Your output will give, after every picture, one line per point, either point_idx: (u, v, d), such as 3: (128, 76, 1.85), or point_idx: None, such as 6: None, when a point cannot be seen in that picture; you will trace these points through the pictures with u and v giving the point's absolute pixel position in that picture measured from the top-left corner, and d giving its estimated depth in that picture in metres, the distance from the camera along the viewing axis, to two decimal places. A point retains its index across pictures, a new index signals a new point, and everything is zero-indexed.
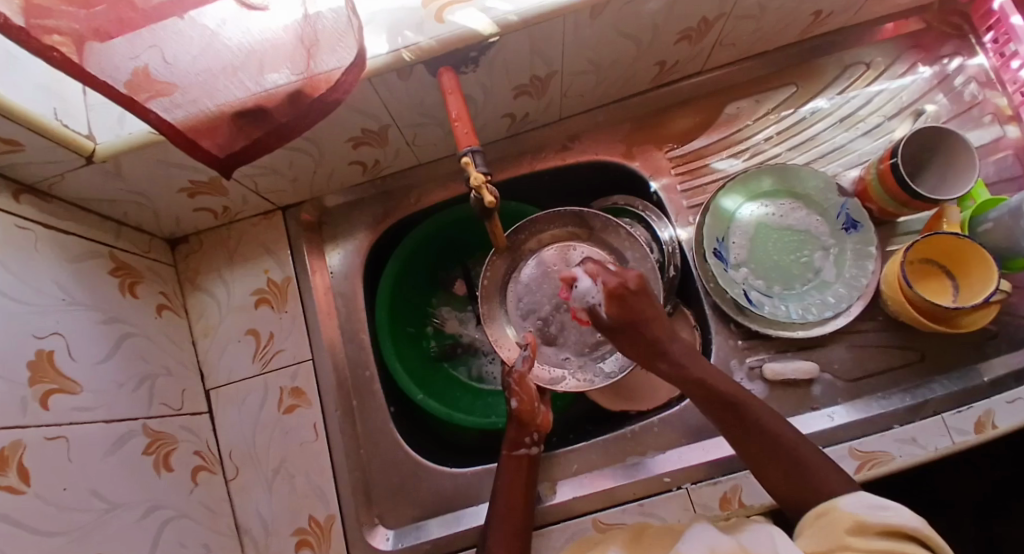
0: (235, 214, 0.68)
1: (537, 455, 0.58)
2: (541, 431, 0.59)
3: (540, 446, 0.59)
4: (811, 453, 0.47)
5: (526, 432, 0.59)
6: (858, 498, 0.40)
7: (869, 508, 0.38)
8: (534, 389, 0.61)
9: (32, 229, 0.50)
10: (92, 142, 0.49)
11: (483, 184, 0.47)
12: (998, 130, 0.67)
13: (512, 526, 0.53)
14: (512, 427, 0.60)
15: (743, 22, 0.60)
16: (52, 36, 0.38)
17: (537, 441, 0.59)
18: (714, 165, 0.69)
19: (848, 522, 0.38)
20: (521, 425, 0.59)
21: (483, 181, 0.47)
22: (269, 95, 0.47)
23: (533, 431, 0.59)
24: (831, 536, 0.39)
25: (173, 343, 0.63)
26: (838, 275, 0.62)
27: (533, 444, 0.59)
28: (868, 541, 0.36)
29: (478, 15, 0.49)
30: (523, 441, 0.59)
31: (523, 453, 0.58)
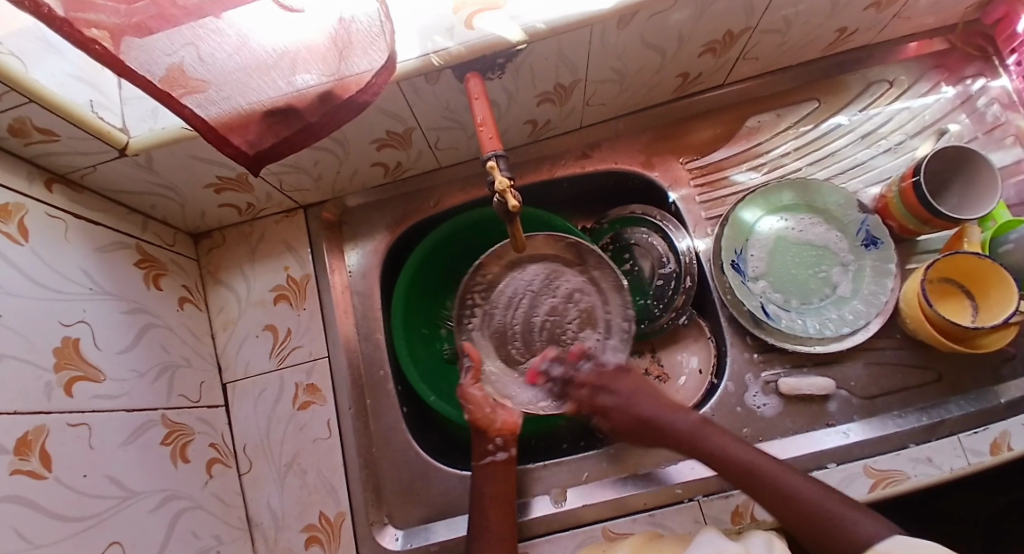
0: (259, 210, 0.69)
1: (506, 458, 0.58)
2: (504, 436, 0.59)
3: (507, 450, 0.59)
4: (829, 499, 0.45)
5: (488, 439, 0.59)
6: (892, 541, 0.39)
7: (902, 548, 0.38)
8: (484, 396, 0.61)
9: (63, 219, 0.51)
10: (125, 136, 0.51)
11: (507, 188, 0.48)
12: (1021, 152, 0.67)
13: (492, 532, 0.53)
14: (477, 439, 0.60)
15: (767, 36, 0.61)
16: (92, 29, 0.38)
17: (500, 447, 0.59)
18: (734, 177, 0.69)
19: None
20: (483, 434, 0.60)
21: (508, 185, 0.48)
22: (300, 95, 0.48)
23: (494, 438, 0.59)
24: None
25: (193, 336, 0.64)
26: (855, 291, 0.62)
27: (498, 451, 0.58)
28: None
29: (508, 24, 0.50)
30: (487, 449, 0.59)
31: (489, 461, 0.58)
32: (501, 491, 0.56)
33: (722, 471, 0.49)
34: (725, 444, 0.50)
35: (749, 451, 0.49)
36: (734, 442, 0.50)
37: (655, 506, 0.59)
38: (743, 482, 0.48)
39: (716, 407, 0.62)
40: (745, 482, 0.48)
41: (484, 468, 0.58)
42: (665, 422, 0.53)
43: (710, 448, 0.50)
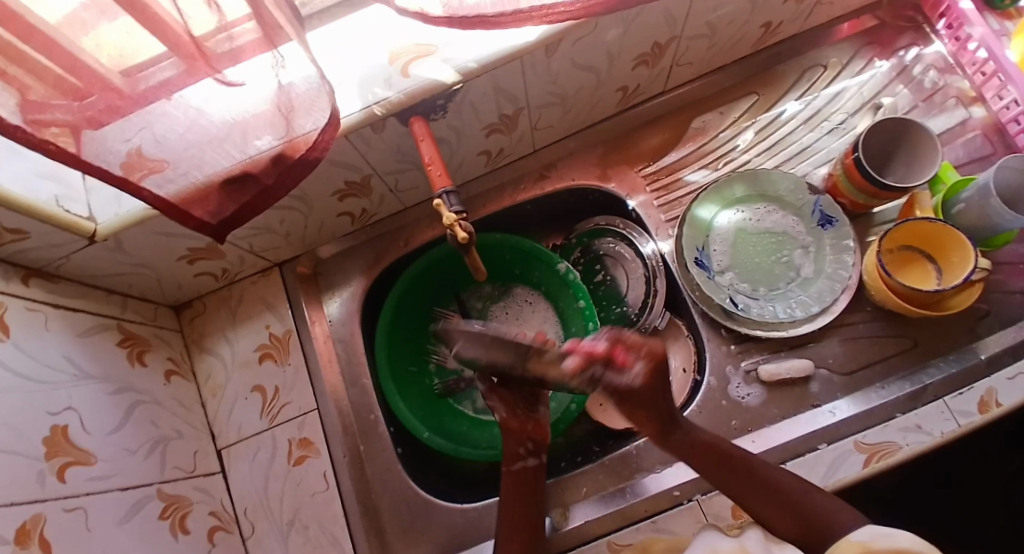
0: (234, 275, 0.71)
1: (536, 464, 0.58)
2: (535, 438, 0.59)
3: (537, 455, 0.59)
4: (820, 496, 0.46)
5: (519, 443, 0.59)
6: (865, 529, 0.39)
7: (875, 535, 0.38)
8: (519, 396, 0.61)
9: (42, 311, 0.53)
10: (92, 223, 0.52)
11: (455, 222, 0.50)
12: (963, 113, 0.70)
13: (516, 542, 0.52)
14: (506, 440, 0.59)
15: (695, 42, 0.64)
16: (50, 128, 0.40)
17: (531, 451, 0.58)
18: (687, 178, 0.71)
19: (854, 550, 0.38)
20: (512, 436, 0.59)
21: (455, 220, 0.50)
22: (254, 160, 0.51)
23: (526, 440, 0.58)
24: None
25: (183, 406, 0.65)
26: (818, 271, 0.64)
27: (529, 455, 0.58)
28: None
29: (442, 66, 0.52)
30: (517, 454, 0.59)
31: (520, 467, 0.58)
32: (530, 490, 0.57)
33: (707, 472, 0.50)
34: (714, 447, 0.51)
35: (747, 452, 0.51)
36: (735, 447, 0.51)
37: (656, 512, 0.59)
38: (727, 479, 0.49)
39: (703, 403, 0.62)
40: (735, 481, 0.49)
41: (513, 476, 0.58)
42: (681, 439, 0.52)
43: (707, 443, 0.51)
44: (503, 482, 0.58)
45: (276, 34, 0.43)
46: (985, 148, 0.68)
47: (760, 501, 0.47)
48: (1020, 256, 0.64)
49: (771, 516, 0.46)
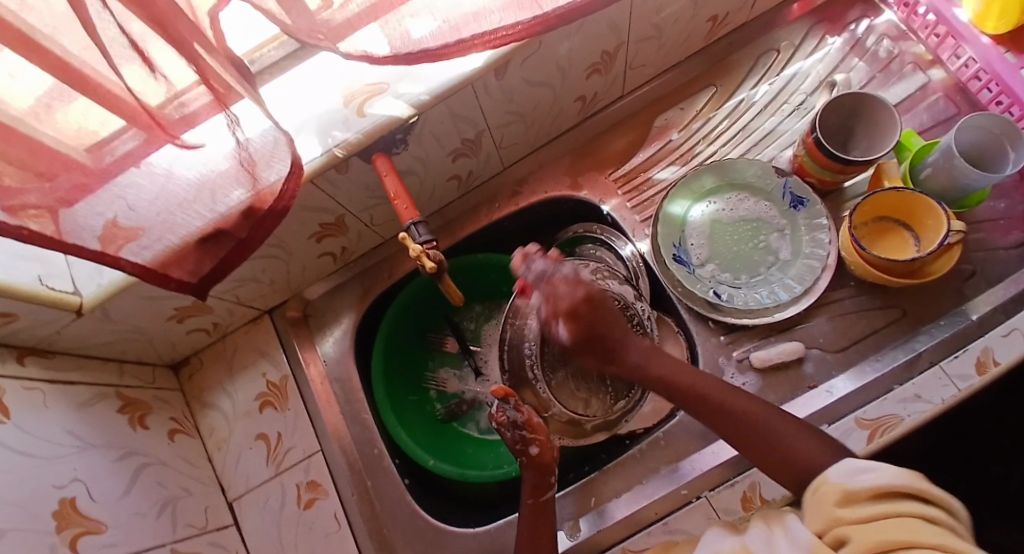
0: (226, 327, 0.72)
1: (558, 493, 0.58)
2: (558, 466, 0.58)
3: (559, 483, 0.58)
4: (786, 426, 0.48)
5: (544, 475, 0.57)
6: (839, 466, 0.40)
7: (853, 475, 0.38)
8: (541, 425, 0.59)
9: (40, 388, 0.54)
10: (77, 296, 0.54)
11: (422, 253, 0.51)
12: (923, 77, 0.70)
13: None
14: (530, 475, 0.57)
15: (644, 44, 0.65)
16: (26, 211, 0.41)
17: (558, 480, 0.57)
18: (656, 176, 0.72)
19: (835, 494, 0.38)
20: (539, 469, 0.57)
21: (422, 250, 0.51)
22: (225, 217, 0.52)
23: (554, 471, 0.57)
24: (823, 512, 0.39)
25: (190, 463, 0.66)
26: (796, 252, 0.64)
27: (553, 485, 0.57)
28: (859, 509, 0.36)
29: (394, 102, 0.54)
30: (544, 486, 0.57)
31: (546, 498, 0.56)
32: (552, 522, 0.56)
33: (676, 396, 0.53)
34: (666, 374, 0.54)
35: (712, 381, 0.52)
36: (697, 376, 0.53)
37: (667, 514, 0.59)
38: (698, 407, 0.52)
39: None
40: (702, 404, 0.51)
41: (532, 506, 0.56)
42: (622, 355, 0.55)
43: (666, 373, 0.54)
44: (525, 514, 0.56)
45: (227, 95, 0.45)
46: (950, 109, 0.68)
47: (735, 434, 0.49)
48: (998, 212, 0.64)
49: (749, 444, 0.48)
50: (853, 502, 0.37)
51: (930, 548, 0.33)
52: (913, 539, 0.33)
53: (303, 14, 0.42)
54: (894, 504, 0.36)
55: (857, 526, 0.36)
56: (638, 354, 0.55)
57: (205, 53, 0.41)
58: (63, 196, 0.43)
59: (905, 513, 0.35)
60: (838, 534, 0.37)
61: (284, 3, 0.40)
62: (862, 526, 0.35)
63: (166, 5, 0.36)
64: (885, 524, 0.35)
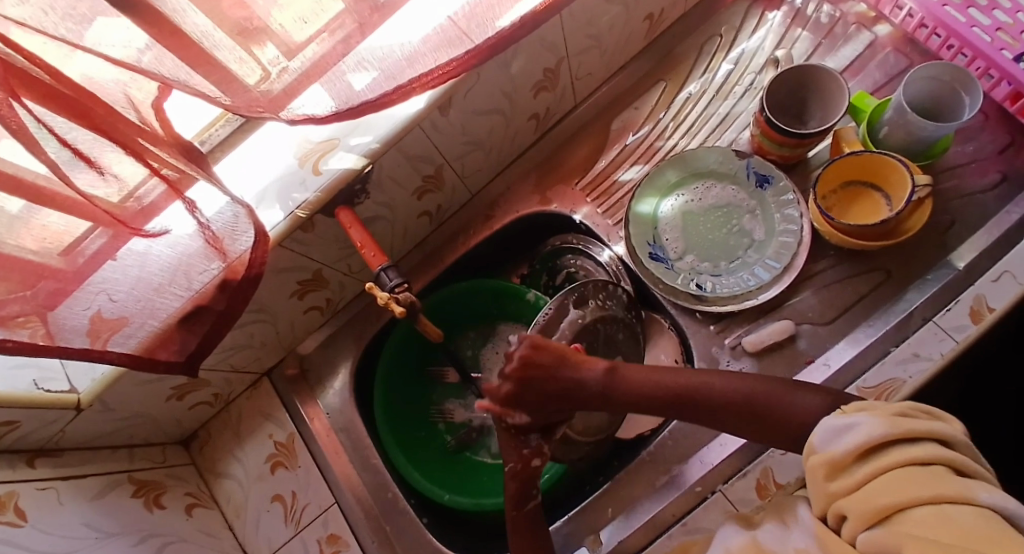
0: (227, 396, 0.73)
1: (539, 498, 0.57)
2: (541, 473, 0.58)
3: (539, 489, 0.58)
4: (773, 388, 0.45)
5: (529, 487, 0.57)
6: (821, 426, 0.36)
7: (832, 437, 0.35)
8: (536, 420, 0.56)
9: (53, 486, 0.55)
10: (74, 394, 0.55)
11: (390, 299, 0.54)
12: (869, 35, 0.70)
13: None
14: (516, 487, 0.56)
15: (585, 54, 0.66)
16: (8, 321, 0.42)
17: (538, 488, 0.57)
18: (622, 178, 0.72)
19: (823, 464, 0.35)
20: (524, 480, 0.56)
21: (389, 297, 0.54)
22: (201, 293, 0.54)
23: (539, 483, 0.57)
24: (818, 486, 0.35)
25: (210, 535, 0.66)
26: (770, 231, 0.64)
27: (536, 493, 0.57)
28: (849, 478, 0.33)
29: (346, 156, 0.55)
30: (528, 495, 0.57)
31: (529, 508, 0.56)
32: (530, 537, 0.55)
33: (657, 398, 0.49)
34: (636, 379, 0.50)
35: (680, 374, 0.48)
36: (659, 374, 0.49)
37: (684, 514, 0.58)
38: (676, 398, 0.48)
39: None
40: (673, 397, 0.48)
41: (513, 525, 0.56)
42: (579, 387, 0.52)
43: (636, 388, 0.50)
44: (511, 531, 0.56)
45: (181, 181, 0.46)
46: (901, 62, 0.68)
47: (722, 412, 0.46)
48: (966, 156, 0.63)
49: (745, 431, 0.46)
50: (842, 469, 0.34)
51: (926, 502, 0.29)
52: (905, 496, 0.30)
53: (243, 92, 0.42)
54: (880, 461, 0.32)
55: (852, 497, 0.32)
56: (599, 376, 0.51)
57: (149, 143, 0.43)
58: (43, 302, 0.44)
59: (893, 469, 0.31)
60: (837, 508, 0.33)
61: (218, 84, 0.40)
62: (855, 496, 0.32)
63: (102, 109, 0.38)
64: (876, 488, 0.31)
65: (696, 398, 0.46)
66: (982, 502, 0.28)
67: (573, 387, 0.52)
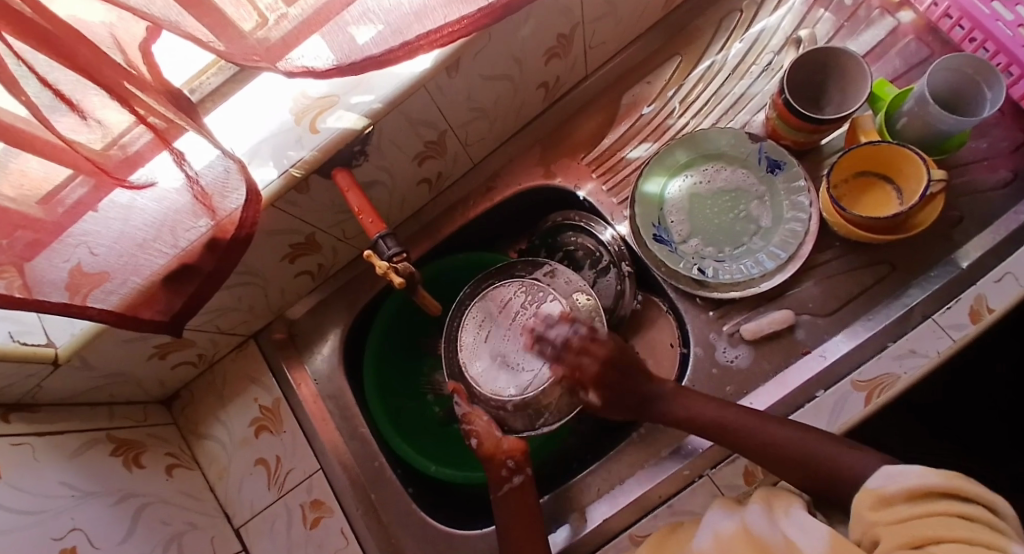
0: (212, 357, 0.71)
1: (522, 480, 0.59)
2: (514, 455, 0.60)
3: (521, 471, 0.59)
4: (826, 444, 0.45)
5: (500, 465, 0.59)
6: (880, 473, 0.39)
7: (888, 479, 0.38)
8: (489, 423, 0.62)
9: (29, 442, 0.53)
10: (52, 348, 0.53)
11: (389, 268, 0.52)
12: (893, 20, 0.67)
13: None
14: (489, 468, 0.60)
15: (601, 22, 0.63)
16: None
17: (514, 469, 0.59)
18: (629, 156, 0.70)
19: (872, 499, 0.38)
20: (492, 461, 0.60)
21: (389, 267, 0.52)
22: (187, 251, 0.51)
23: (507, 460, 0.59)
24: (862, 519, 0.38)
25: (192, 496, 0.65)
26: (777, 219, 0.63)
27: (513, 473, 0.59)
28: (894, 512, 0.36)
29: (346, 115, 0.52)
30: (503, 477, 0.59)
31: (508, 488, 0.58)
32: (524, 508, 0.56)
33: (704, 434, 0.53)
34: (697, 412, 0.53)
35: (732, 410, 0.51)
36: (710, 407, 0.53)
37: (671, 496, 0.59)
38: (717, 433, 0.52)
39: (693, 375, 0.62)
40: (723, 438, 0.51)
41: (504, 496, 0.58)
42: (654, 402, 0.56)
43: (685, 415, 0.53)
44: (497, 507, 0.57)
45: (169, 131, 0.43)
46: (923, 51, 0.66)
47: (778, 464, 0.47)
48: (981, 153, 0.62)
49: (776, 470, 0.48)
50: (890, 505, 0.37)
51: (961, 541, 0.32)
52: (944, 533, 0.33)
53: (237, 39, 0.38)
54: (927, 503, 0.35)
55: (889, 528, 0.35)
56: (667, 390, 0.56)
57: (135, 87, 0.39)
58: (21, 254, 0.41)
59: (937, 512, 0.34)
60: (873, 535, 0.36)
61: (212, 28, 0.36)
62: (895, 526, 0.35)
63: (85, 48, 0.34)
64: (915, 522, 0.34)
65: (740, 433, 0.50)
66: None
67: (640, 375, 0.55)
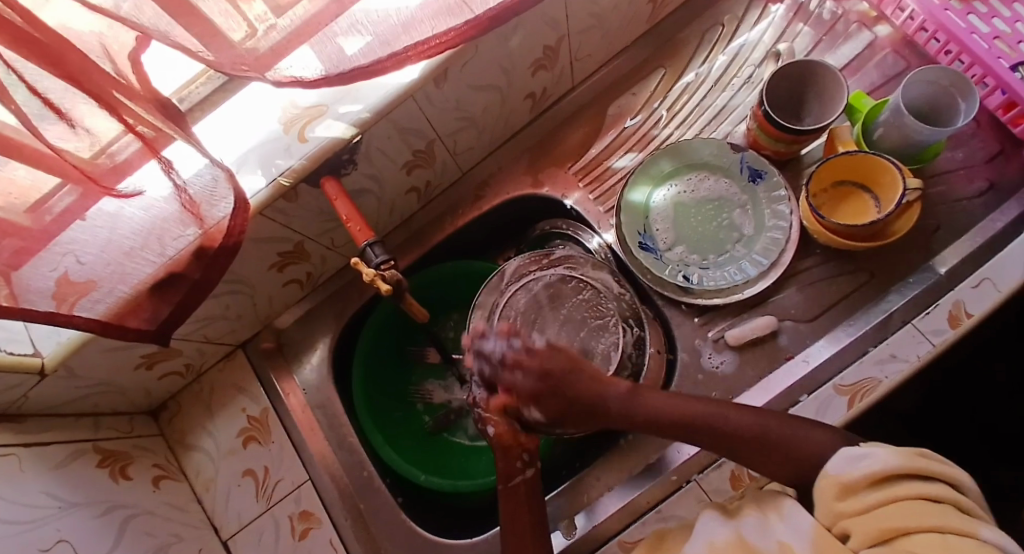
0: (199, 367, 0.71)
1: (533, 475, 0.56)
2: (529, 451, 0.57)
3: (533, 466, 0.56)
4: (779, 425, 0.46)
5: (514, 458, 0.56)
6: (838, 456, 0.40)
7: (849, 463, 0.38)
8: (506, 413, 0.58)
9: (13, 453, 0.52)
10: (38, 357, 0.53)
11: (376, 276, 0.52)
12: (869, 35, 0.70)
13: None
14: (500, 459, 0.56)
15: (587, 34, 0.64)
16: None
17: (528, 463, 0.56)
18: (615, 165, 0.71)
19: (834, 487, 0.38)
20: (506, 453, 0.56)
21: (376, 274, 0.52)
22: (175, 260, 0.51)
23: (520, 454, 0.56)
24: (827, 509, 0.39)
25: (178, 508, 0.65)
26: (760, 227, 0.64)
27: (526, 467, 0.56)
28: (859, 501, 0.36)
29: (335, 124, 0.53)
30: (515, 469, 0.56)
31: (518, 481, 0.55)
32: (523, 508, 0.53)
33: (664, 433, 0.50)
34: (633, 403, 0.51)
35: (698, 403, 0.49)
36: (670, 399, 0.50)
37: (659, 503, 0.59)
38: (682, 430, 0.48)
39: (680, 382, 0.62)
40: (685, 433, 0.48)
41: (509, 489, 0.55)
42: (599, 405, 0.52)
43: (648, 414, 0.50)
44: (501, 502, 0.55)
45: (157, 139, 0.43)
46: (899, 64, 0.68)
47: (765, 460, 0.45)
48: (956, 162, 0.64)
49: (757, 461, 0.46)
50: (852, 492, 0.37)
51: (931, 530, 0.33)
52: (914, 522, 0.33)
53: (227, 49, 0.39)
54: (892, 490, 0.36)
55: (861, 518, 0.36)
56: (615, 398, 0.51)
57: (124, 96, 0.39)
58: (9, 261, 0.41)
59: (905, 498, 0.35)
60: (842, 527, 0.36)
61: (201, 37, 0.37)
62: (861, 517, 0.36)
63: (73, 56, 0.34)
64: (887, 512, 0.35)
65: (712, 427, 0.47)
66: (980, 536, 0.32)
67: (592, 393, 0.52)
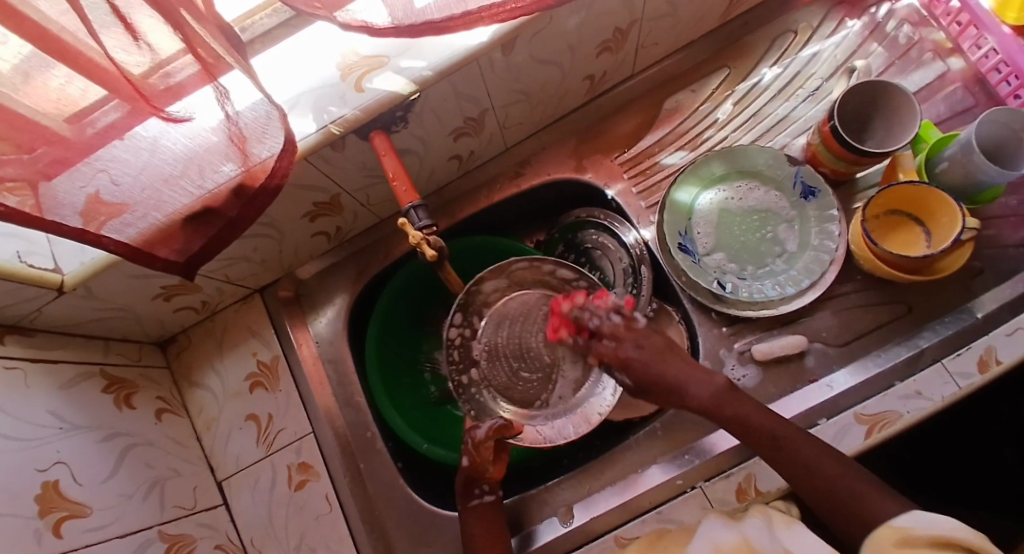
0: (216, 306, 0.70)
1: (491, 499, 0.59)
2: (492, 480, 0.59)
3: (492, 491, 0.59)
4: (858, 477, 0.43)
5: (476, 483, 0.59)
6: (909, 515, 0.38)
7: (918, 522, 0.37)
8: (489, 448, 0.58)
9: (20, 367, 0.51)
10: (59, 274, 0.52)
11: (422, 240, 0.51)
12: (942, 65, 0.67)
13: None
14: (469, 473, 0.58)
15: (659, 22, 0.62)
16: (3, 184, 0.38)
17: (487, 489, 0.58)
18: (664, 161, 0.70)
19: (894, 537, 0.38)
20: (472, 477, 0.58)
21: (422, 239, 0.51)
22: (212, 194, 0.49)
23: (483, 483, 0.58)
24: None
25: (179, 443, 0.64)
26: (803, 244, 0.63)
27: (485, 493, 0.58)
28: None
29: (394, 77, 0.51)
30: (473, 491, 0.59)
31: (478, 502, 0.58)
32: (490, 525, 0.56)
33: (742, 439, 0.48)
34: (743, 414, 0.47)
35: (796, 432, 0.47)
36: (764, 413, 0.48)
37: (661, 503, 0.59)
38: (745, 438, 0.47)
39: None
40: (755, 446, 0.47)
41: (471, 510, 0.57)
42: (686, 392, 0.47)
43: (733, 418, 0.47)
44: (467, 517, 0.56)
45: (216, 66, 0.41)
46: (967, 100, 0.66)
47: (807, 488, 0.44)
48: (1010, 209, 0.63)
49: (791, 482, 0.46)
50: (910, 546, 0.37)
51: None
52: None
53: None
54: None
55: None
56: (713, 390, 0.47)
57: (190, 17, 0.37)
58: (42, 169, 0.40)
59: None
60: None
61: None
62: None
63: None
64: None
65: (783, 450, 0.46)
66: None
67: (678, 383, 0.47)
